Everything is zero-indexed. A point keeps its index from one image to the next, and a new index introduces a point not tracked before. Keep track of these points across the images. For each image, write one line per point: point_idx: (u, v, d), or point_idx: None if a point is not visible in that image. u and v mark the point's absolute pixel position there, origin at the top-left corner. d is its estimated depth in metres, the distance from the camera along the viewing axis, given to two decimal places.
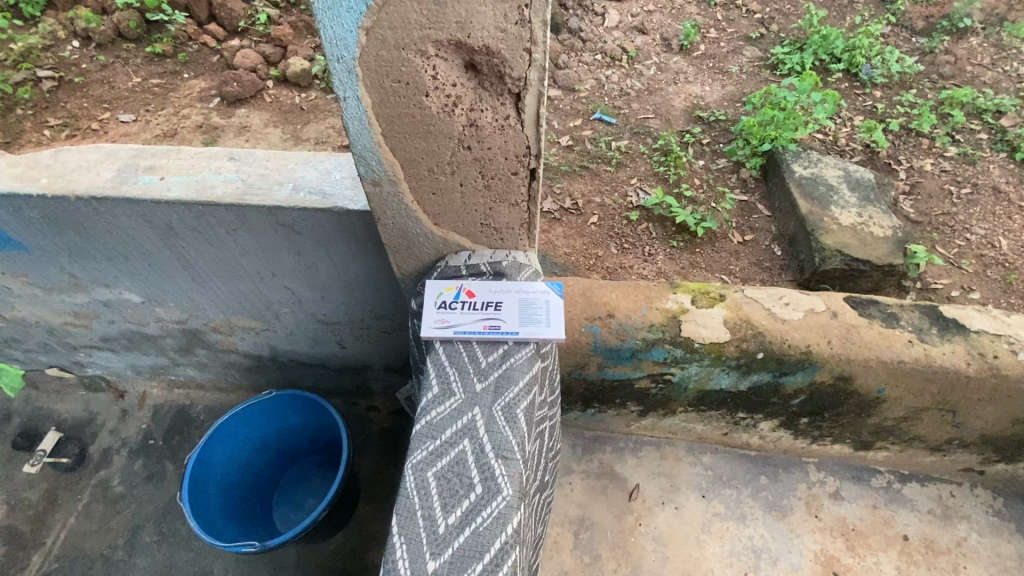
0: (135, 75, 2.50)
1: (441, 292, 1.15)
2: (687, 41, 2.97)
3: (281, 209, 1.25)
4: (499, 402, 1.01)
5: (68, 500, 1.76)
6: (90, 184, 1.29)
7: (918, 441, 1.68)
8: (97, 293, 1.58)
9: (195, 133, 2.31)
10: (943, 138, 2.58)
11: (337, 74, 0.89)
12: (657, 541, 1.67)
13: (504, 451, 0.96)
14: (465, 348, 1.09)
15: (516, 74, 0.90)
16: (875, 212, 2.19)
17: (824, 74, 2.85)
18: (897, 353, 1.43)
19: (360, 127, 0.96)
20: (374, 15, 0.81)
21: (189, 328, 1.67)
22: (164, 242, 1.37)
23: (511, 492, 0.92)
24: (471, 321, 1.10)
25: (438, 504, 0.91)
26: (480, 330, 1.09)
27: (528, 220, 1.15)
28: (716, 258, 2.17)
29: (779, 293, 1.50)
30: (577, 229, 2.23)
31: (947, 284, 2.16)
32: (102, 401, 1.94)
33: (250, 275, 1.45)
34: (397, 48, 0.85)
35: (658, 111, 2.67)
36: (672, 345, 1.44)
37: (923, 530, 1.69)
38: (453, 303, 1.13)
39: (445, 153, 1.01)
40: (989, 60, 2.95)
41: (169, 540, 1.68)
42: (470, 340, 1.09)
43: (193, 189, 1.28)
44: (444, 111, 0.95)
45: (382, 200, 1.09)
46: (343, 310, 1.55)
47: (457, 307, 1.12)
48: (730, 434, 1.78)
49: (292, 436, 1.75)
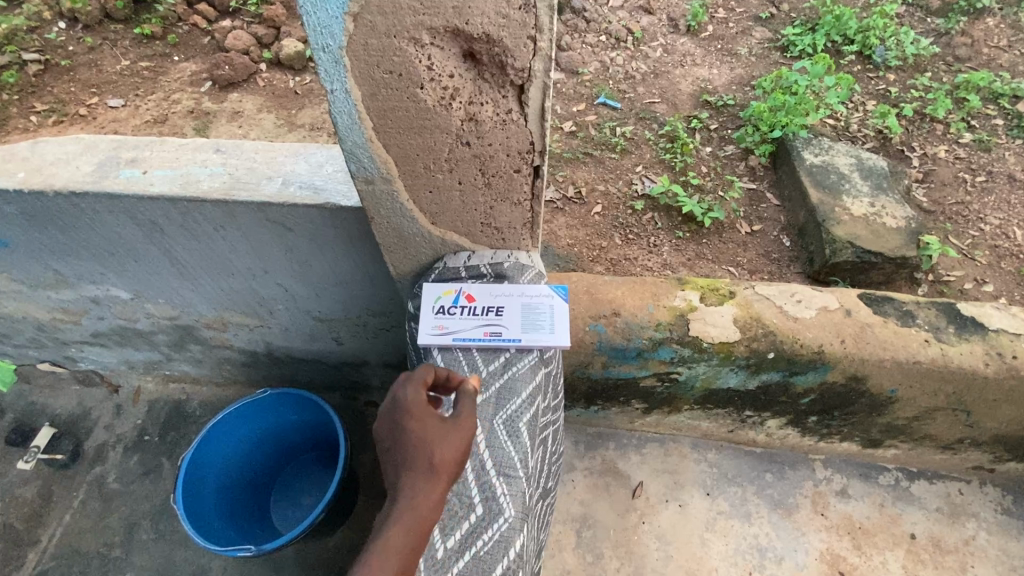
0: (124, 57, 2.42)
1: (439, 296, 1.09)
2: (695, 21, 2.87)
3: (270, 205, 1.19)
4: (500, 415, 0.96)
5: (62, 498, 1.73)
6: (69, 178, 1.23)
7: (929, 440, 1.64)
8: (84, 289, 1.53)
9: (186, 119, 2.24)
10: (958, 123, 2.50)
11: (323, 65, 0.82)
12: (660, 539, 1.64)
13: (506, 468, 0.92)
14: (464, 355, 1.04)
15: (518, 65, 0.83)
16: (888, 202, 2.12)
17: (836, 56, 2.76)
18: (913, 354, 1.37)
19: (350, 122, 0.90)
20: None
21: (181, 324, 1.62)
22: (149, 238, 1.31)
23: (512, 514, 0.88)
24: (472, 327, 1.05)
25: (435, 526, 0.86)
26: (481, 337, 1.04)
27: (531, 220, 1.09)
28: (723, 249, 2.11)
29: (790, 290, 1.45)
30: (581, 218, 2.17)
31: (960, 276, 2.10)
32: (96, 396, 1.90)
33: (240, 272, 1.39)
34: (387, 36, 0.79)
35: (664, 95, 2.58)
36: (679, 345, 1.39)
37: (932, 529, 1.65)
38: (451, 308, 1.07)
39: (442, 149, 0.95)
40: (1006, 42, 2.85)
41: (166, 538, 1.65)
42: (470, 347, 1.04)
43: (177, 183, 1.21)
44: (440, 105, 0.89)
45: (375, 199, 1.04)
46: (339, 307, 1.50)
47: (456, 312, 1.07)
48: (736, 431, 1.74)
49: (288, 433, 1.70)
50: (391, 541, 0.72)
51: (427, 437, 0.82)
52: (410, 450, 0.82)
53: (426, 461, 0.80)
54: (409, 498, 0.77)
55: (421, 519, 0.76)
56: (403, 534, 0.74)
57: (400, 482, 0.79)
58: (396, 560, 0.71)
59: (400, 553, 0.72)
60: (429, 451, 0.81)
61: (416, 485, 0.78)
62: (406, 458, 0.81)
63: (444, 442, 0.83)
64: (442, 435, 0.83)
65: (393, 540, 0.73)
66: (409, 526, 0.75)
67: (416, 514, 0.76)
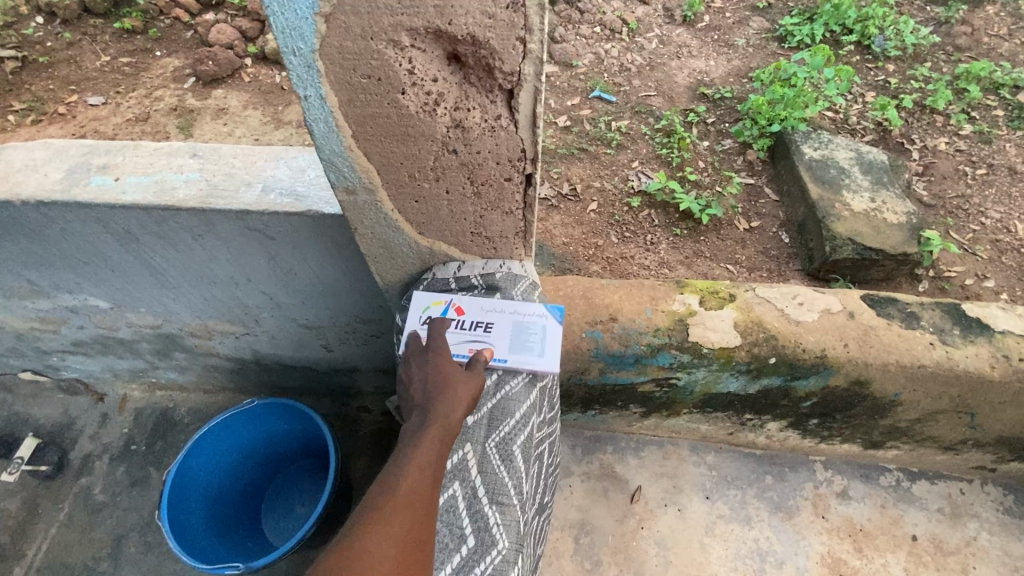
0: (104, 54, 2.36)
1: (427, 306, 1.05)
2: (691, 11, 2.82)
3: (249, 213, 1.14)
4: (493, 438, 0.93)
5: (47, 510, 1.68)
6: (36, 186, 1.17)
7: (931, 441, 1.61)
8: (61, 299, 1.48)
9: (169, 117, 2.18)
10: (958, 115, 2.46)
11: (294, 69, 0.77)
12: (660, 545, 1.60)
13: (500, 496, 0.88)
14: None
15: (506, 68, 0.78)
16: (889, 197, 2.08)
17: (835, 46, 2.71)
18: (917, 357, 1.34)
19: (327, 130, 0.85)
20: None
21: (164, 333, 1.57)
22: (124, 247, 1.26)
23: (506, 544, 0.85)
24: (458, 342, 1.01)
25: None
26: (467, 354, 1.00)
27: (523, 229, 1.05)
28: (721, 246, 2.06)
29: (792, 292, 1.41)
30: (576, 216, 2.12)
31: (961, 272, 2.06)
32: (81, 405, 1.85)
33: (222, 280, 1.34)
34: (363, 37, 0.74)
35: (661, 88, 2.53)
36: (678, 350, 1.35)
37: (933, 530, 1.62)
38: None
39: (427, 157, 0.90)
40: (1007, 30, 2.80)
41: (155, 550, 1.61)
42: None
43: (151, 191, 1.16)
44: (423, 111, 0.84)
45: (358, 209, 0.99)
46: (328, 315, 1.45)
47: None
48: (736, 434, 1.71)
49: (278, 443, 1.66)
50: (428, 437, 0.82)
51: (444, 374, 0.91)
52: (442, 378, 0.91)
53: (447, 387, 0.89)
54: (435, 412, 0.85)
55: (449, 428, 0.84)
56: (435, 436, 0.82)
57: (429, 401, 0.88)
58: (431, 454, 0.80)
59: (434, 451, 0.80)
60: (448, 382, 0.90)
61: (444, 401, 0.87)
62: (429, 389, 0.90)
63: (460, 377, 0.91)
64: (458, 371, 0.93)
65: (424, 441, 0.81)
66: (438, 431, 0.82)
67: (447, 422, 0.84)
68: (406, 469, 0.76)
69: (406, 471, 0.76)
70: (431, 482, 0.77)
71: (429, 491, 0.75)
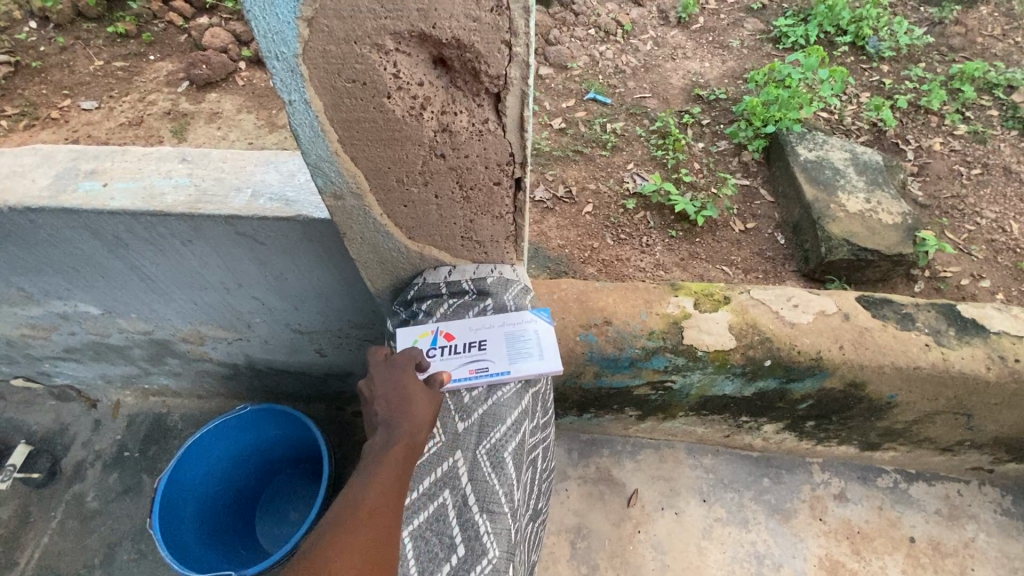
0: (97, 58, 2.35)
1: (415, 340, 1.01)
2: (685, 13, 2.82)
3: (238, 218, 1.13)
4: (484, 444, 0.92)
5: (39, 518, 1.67)
6: (24, 192, 1.17)
7: (928, 442, 1.60)
8: (52, 305, 1.47)
9: (163, 121, 2.17)
10: (953, 115, 2.46)
11: (278, 74, 0.76)
12: (657, 548, 1.59)
13: (491, 504, 0.87)
14: (454, 398, 0.97)
15: (493, 72, 0.78)
16: (884, 197, 2.08)
17: (829, 47, 2.71)
18: (913, 359, 1.33)
19: (313, 134, 0.84)
20: (314, 3, 0.69)
21: (156, 338, 1.56)
22: (113, 253, 1.25)
23: (497, 553, 0.84)
24: (455, 366, 0.98)
25: (414, 570, 0.81)
26: (468, 376, 0.97)
27: (514, 233, 1.04)
28: (716, 248, 2.06)
29: (788, 294, 1.41)
30: (571, 219, 2.12)
31: (956, 272, 2.06)
32: (73, 412, 1.84)
33: (213, 285, 1.33)
34: (347, 42, 0.73)
35: (655, 90, 2.53)
36: (673, 353, 1.34)
37: (931, 532, 1.61)
38: (431, 351, 1.00)
39: (415, 161, 0.89)
40: (1001, 31, 2.81)
41: (147, 558, 1.59)
42: (459, 390, 0.97)
43: (140, 197, 1.15)
44: (409, 115, 0.83)
45: (347, 215, 0.98)
46: (320, 320, 1.44)
47: (437, 354, 1.00)
48: (732, 436, 1.70)
49: (271, 449, 1.65)
50: (392, 456, 0.81)
51: (410, 392, 0.90)
52: (404, 395, 0.89)
53: (410, 406, 0.88)
54: (401, 430, 0.85)
55: (414, 444, 0.84)
56: (400, 453, 0.81)
57: (392, 419, 0.87)
58: (395, 473, 0.79)
59: (398, 469, 0.80)
60: (413, 401, 0.89)
61: (407, 421, 0.86)
62: (393, 406, 0.88)
63: (422, 395, 0.90)
64: (420, 388, 0.91)
65: (390, 457, 0.80)
66: (403, 447, 0.82)
67: (411, 441, 0.84)
68: (369, 489, 0.75)
69: (369, 490, 0.75)
70: (396, 497, 0.76)
71: (395, 502, 0.76)
